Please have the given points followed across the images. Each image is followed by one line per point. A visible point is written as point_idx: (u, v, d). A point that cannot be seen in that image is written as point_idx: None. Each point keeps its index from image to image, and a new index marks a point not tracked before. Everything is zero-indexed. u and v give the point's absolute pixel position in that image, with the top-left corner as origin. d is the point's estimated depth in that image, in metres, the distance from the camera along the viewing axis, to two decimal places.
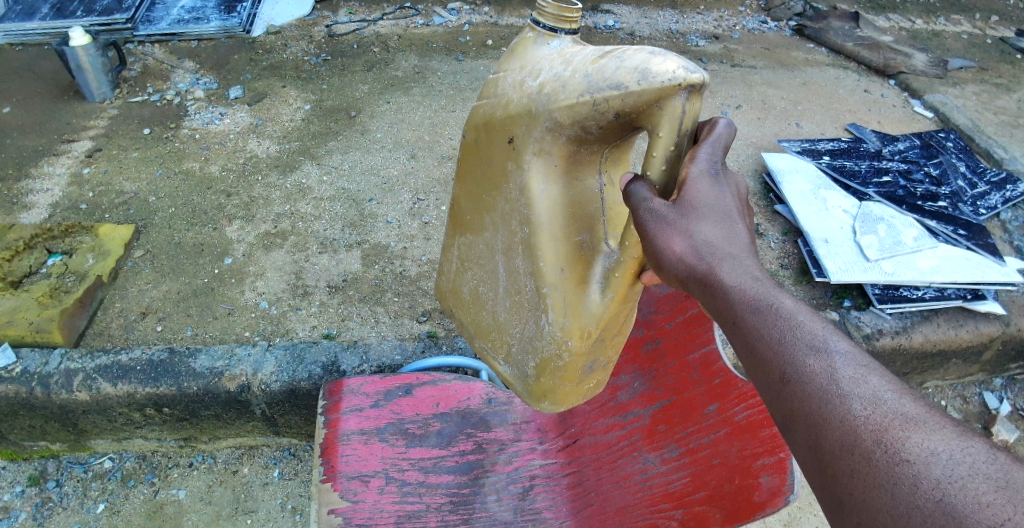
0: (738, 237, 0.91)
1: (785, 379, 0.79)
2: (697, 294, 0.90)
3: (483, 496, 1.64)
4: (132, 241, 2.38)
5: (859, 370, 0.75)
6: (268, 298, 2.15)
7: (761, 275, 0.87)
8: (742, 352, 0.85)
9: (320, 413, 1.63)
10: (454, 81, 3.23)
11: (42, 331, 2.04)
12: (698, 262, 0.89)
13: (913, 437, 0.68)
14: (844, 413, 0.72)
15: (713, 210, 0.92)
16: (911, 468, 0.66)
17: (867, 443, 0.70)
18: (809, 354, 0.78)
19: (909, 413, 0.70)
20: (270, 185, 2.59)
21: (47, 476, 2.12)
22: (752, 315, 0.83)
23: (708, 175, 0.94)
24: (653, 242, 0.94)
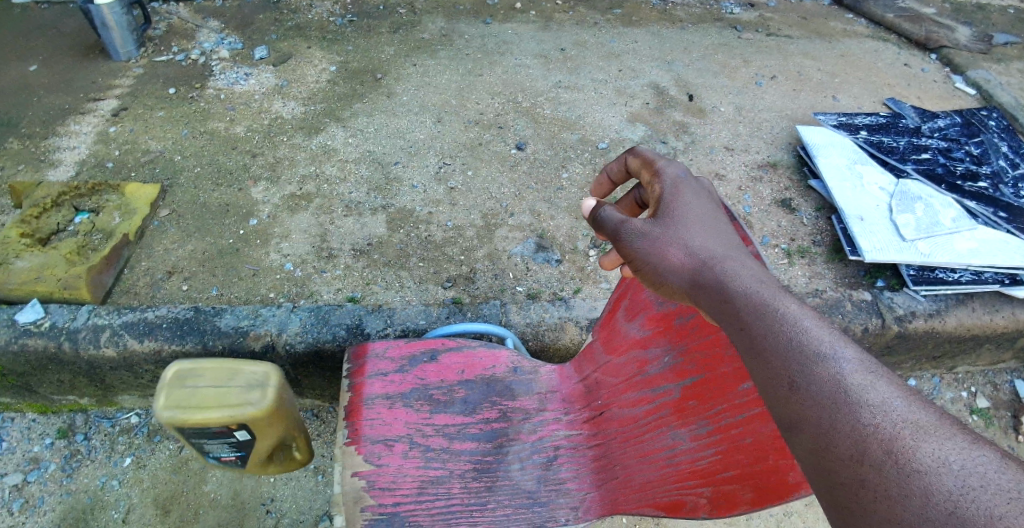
0: (723, 245, 1.12)
1: (794, 386, 0.90)
2: (704, 297, 1.07)
3: (506, 464, 1.64)
4: (157, 200, 2.37)
5: (867, 378, 0.86)
6: (293, 260, 2.13)
7: (756, 275, 1.07)
8: (746, 355, 0.98)
9: (346, 376, 1.67)
10: (482, 45, 3.14)
11: (71, 288, 2.07)
12: (702, 271, 1.09)
13: (923, 448, 0.76)
14: (855, 422, 0.82)
15: (697, 221, 1.17)
16: (923, 478, 0.73)
17: (877, 453, 0.78)
18: (816, 360, 0.89)
19: (918, 422, 0.79)
20: (295, 146, 2.55)
21: (75, 429, 2.21)
22: (758, 321, 0.98)
23: (680, 191, 1.20)
24: (650, 254, 1.15)
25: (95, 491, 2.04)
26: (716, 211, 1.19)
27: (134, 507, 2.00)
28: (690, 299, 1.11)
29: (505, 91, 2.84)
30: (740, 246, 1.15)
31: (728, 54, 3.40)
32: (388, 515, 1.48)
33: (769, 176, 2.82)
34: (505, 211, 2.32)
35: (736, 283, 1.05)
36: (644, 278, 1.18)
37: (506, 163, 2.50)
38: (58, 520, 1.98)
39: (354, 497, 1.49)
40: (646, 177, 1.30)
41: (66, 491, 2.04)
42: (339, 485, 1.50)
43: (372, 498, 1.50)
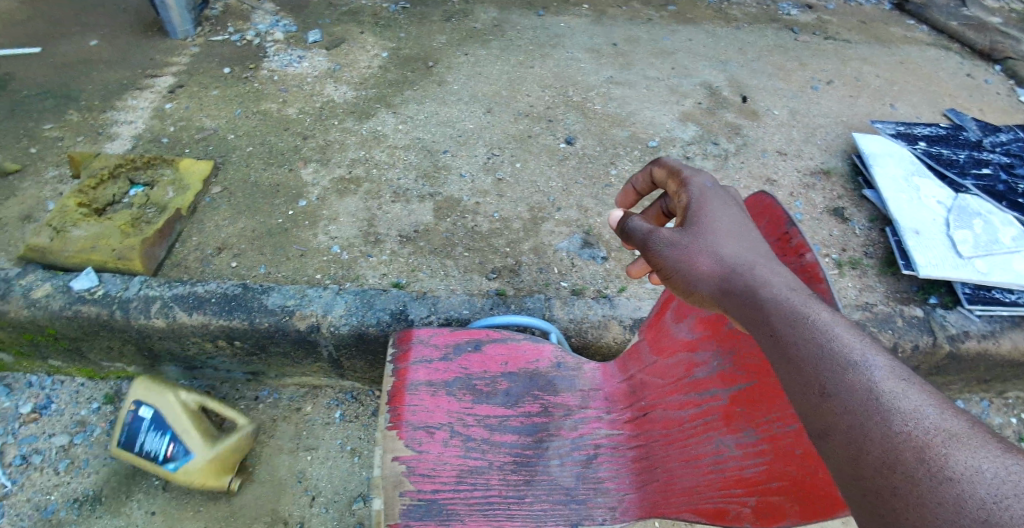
0: (752, 253, 1.16)
1: (825, 392, 0.91)
2: (733, 304, 1.10)
3: (546, 459, 1.65)
4: (210, 177, 2.42)
5: (898, 385, 0.87)
6: (340, 243, 2.15)
7: (787, 282, 1.09)
8: (777, 363, 1.00)
9: (390, 361, 1.69)
10: (534, 37, 3.13)
11: (124, 258, 2.13)
12: (732, 279, 1.13)
13: (955, 456, 0.76)
14: (886, 430, 0.83)
15: (725, 230, 1.20)
16: (956, 486, 0.74)
17: (909, 461, 0.79)
18: (848, 368, 0.91)
19: (951, 430, 0.79)
20: (346, 130, 2.57)
21: (121, 396, 2.29)
22: (788, 330, 1.00)
23: (709, 200, 1.25)
24: (680, 261, 1.17)
25: None
26: (743, 220, 1.23)
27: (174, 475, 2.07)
28: (719, 306, 1.14)
29: (556, 85, 2.83)
30: (768, 254, 1.18)
31: (784, 57, 3.32)
32: (426, 502, 1.49)
33: (821, 184, 2.74)
34: (552, 205, 2.31)
35: (765, 290, 1.08)
36: (674, 286, 1.21)
37: (555, 157, 2.49)
38: (101, 483, 2.07)
39: (393, 482, 1.51)
40: (672, 188, 1.35)
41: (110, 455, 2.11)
42: (379, 468, 1.53)
43: (411, 483, 1.51)
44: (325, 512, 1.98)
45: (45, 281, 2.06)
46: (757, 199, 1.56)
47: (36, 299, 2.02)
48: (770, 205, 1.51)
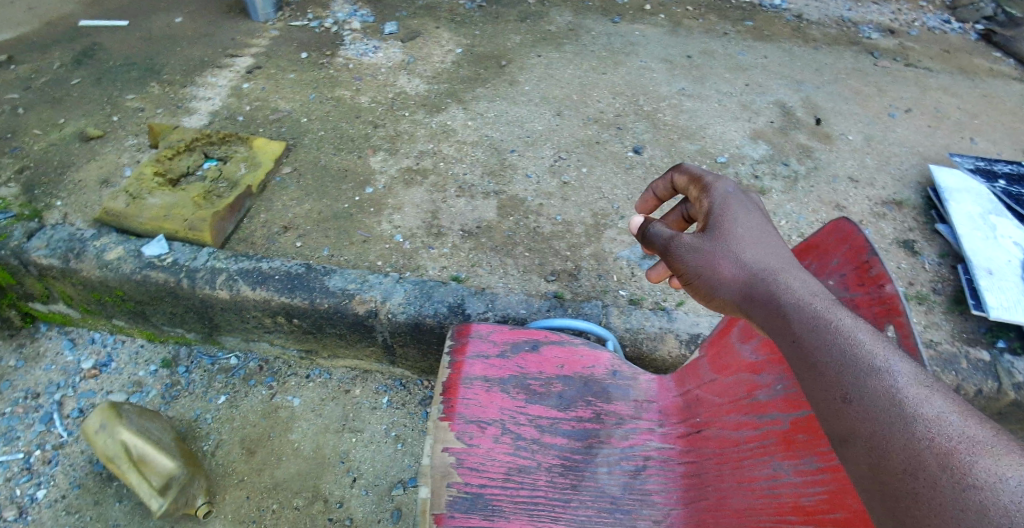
0: (774, 258, 1.18)
1: (848, 398, 0.96)
2: (757, 310, 1.13)
3: (595, 466, 1.63)
4: (282, 157, 2.49)
5: (920, 393, 0.91)
6: (403, 232, 2.18)
7: (811, 290, 1.12)
8: (801, 369, 1.04)
9: (447, 353, 1.72)
10: (608, 43, 3.13)
11: (196, 229, 2.19)
12: (754, 284, 1.15)
13: (978, 463, 0.80)
14: (908, 436, 0.88)
15: (747, 235, 1.22)
16: (977, 492, 0.78)
17: (931, 466, 0.84)
18: (870, 375, 0.95)
19: (974, 437, 0.83)
20: (416, 122, 2.61)
21: (178, 361, 2.33)
22: (812, 336, 1.04)
23: (730, 207, 1.27)
24: (703, 267, 1.21)
25: (189, 421, 2.15)
26: (766, 225, 1.24)
27: (222, 444, 2.10)
28: (742, 311, 1.17)
29: (627, 92, 2.83)
30: (792, 259, 1.20)
31: (862, 81, 3.24)
32: (473, 495, 1.50)
33: (892, 214, 2.64)
34: (616, 213, 2.30)
35: (788, 297, 1.11)
36: (695, 291, 1.24)
37: (621, 165, 2.48)
38: None
39: (442, 472, 1.52)
40: (693, 193, 1.37)
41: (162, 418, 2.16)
42: (429, 457, 1.54)
43: (459, 476, 1.52)
44: (365, 494, 2.00)
45: (119, 244, 2.19)
46: (839, 226, 1.49)
47: (109, 261, 2.15)
48: (848, 232, 1.47)
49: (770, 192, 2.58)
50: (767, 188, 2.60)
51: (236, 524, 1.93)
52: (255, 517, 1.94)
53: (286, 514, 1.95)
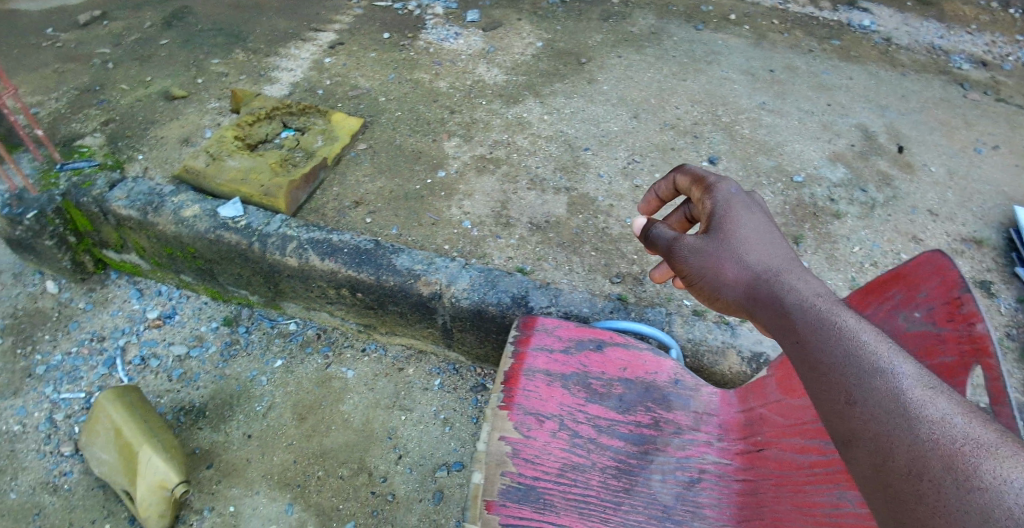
0: (777, 258, 1.18)
1: (851, 400, 0.94)
2: (761, 310, 1.13)
3: (649, 472, 1.62)
4: (358, 133, 2.53)
5: (925, 393, 0.88)
6: (472, 219, 2.20)
7: (815, 289, 1.10)
8: (804, 370, 1.03)
9: (512, 343, 1.77)
10: (690, 50, 3.16)
11: (271, 196, 2.24)
12: (757, 286, 1.15)
13: (980, 464, 0.77)
14: (912, 438, 0.86)
15: (750, 236, 1.22)
16: (981, 495, 0.75)
17: (935, 469, 0.81)
18: (873, 375, 0.93)
19: (979, 439, 0.80)
20: (493, 111, 2.62)
21: (239, 321, 2.38)
22: (814, 336, 1.03)
23: (732, 208, 1.26)
24: (706, 270, 1.21)
25: (245, 381, 2.22)
26: (769, 226, 1.24)
27: (275, 406, 2.16)
28: (746, 312, 1.17)
29: (706, 101, 2.87)
30: (796, 258, 1.19)
31: (949, 111, 3.12)
32: (525, 487, 1.51)
33: (970, 251, 2.52)
34: None
35: (791, 297, 1.10)
36: (699, 292, 1.25)
37: None
38: (208, 398, 2.18)
39: (497, 460, 1.55)
40: (696, 194, 1.35)
41: (220, 375, 2.24)
42: (485, 444, 1.58)
43: (514, 466, 1.54)
44: (410, 472, 2.02)
45: (195, 203, 2.23)
46: (931, 257, 1.32)
47: (185, 218, 2.19)
48: (936, 262, 1.31)
49: (845, 216, 2.53)
50: (842, 212, 2.55)
51: (282, 486, 1.99)
52: (300, 481, 1.99)
53: (331, 482, 1.99)
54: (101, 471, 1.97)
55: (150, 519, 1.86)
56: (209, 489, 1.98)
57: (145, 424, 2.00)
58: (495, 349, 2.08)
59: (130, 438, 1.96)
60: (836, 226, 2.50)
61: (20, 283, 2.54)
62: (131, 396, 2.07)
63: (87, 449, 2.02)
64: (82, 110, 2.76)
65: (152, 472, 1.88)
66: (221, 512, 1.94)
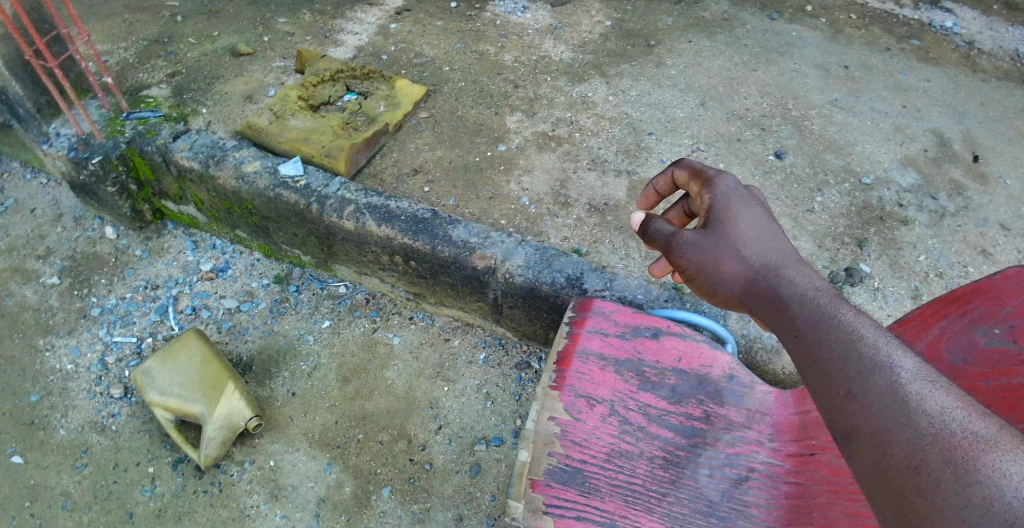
0: (775, 251, 1.20)
1: (850, 394, 0.91)
2: (759, 305, 1.16)
3: (697, 465, 1.58)
4: (421, 101, 2.52)
5: (924, 387, 0.85)
6: (530, 196, 2.18)
7: (814, 282, 1.11)
8: (805, 365, 1.00)
9: (567, 323, 1.75)
10: (763, 40, 3.08)
11: (332, 157, 2.25)
12: (756, 281, 1.18)
13: (980, 457, 0.74)
14: (911, 432, 0.82)
15: (749, 231, 1.24)
16: (981, 489, 0.72)
17: (935, 463, 0.78)
18: (872, 369, 0.90)
19: (979, 432, 0.77)
20: (557, 88, 2.60)
21: (290, 279, 2.40)
22: (813, 329, 1.01)
23: (731, 203, 1.28)
24: (706, 265, 1.24)
25: (292, 339, 2.24)
26: (768, 220, 1.25)
27: (320, 366, 2.18)
28: (745, 305, 1.19)
29: (776, 94, 2.81)
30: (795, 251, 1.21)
31: None
32: (572, 469, 1.50)
33: None
34: None
35: (787, 290, 1.11)
36: (699, 286, 1.28)
37: (760, 165, 2.52)
38: (255, 353, 2.21)
39: (545, 440, 1.54)
40: (695, 189, 1.38)
41: (268, 331, 2.27)
42: (533, 422, 1.56)
43: (562, 447, 1.53)
44: (448, 443, 2.01)
45: (256, 159, 2.22)
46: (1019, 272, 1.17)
47: (246, 174, 2.19)
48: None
49: (913, 223, 2.42)
50: (910, 218, 2.44)
51: (322, 446, 2.01)
52: (340, 443, 2.01)
53: (370, 446, 2.01)
54: (163, 394, 1.98)
55: (214, 445, 1.92)
56: (251, 442, 2.02)
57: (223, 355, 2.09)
58: (544, 328, 2.07)
59: (206, 366, 2.03)
60: (904, 232, 2.39)
61: (81, 227, 2.61)
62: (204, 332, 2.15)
63: (148, 371, 2.01)
64: (149, 60, 2.80)
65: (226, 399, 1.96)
66: (262, 466, 1.97)
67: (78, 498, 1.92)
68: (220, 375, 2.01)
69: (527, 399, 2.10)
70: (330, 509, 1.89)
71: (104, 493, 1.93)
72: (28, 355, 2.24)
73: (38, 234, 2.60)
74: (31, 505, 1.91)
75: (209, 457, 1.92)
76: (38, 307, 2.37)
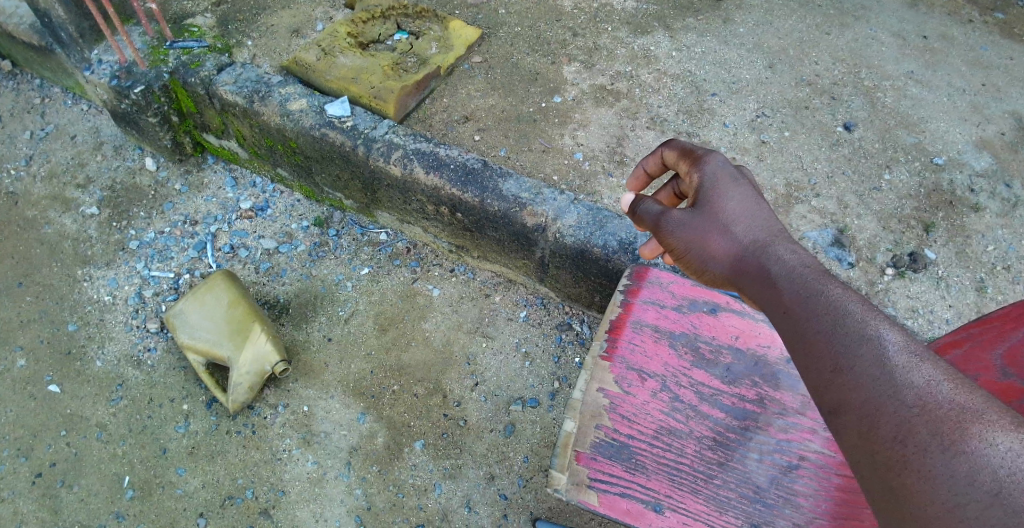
0: (767, 231, 1.14)
1: (837, 369, 0.86)
2: (746, 282, 1.10)
3: (746, 449, 1.45)
4: (474, 44, 2.41)
5: (911, 359, 0.81)
6: (584, 152, 2.12)
7: (802, 258, 1.06)
8: (792, 341, 0.95)
9: (621, 292, 1.69)
10: (838, 2, 2.88)
11: (380, 99, 2.16)
12: (744, 261, 1.12)
13: (969, 428, 0.72)
14: (898, 404, 0.79)
15: (739, 210, 1.17)
16: (969, 459, 0.70)
17: (921, 435, 0.75)
18: (860, 343, 0.86)
19: (966, 404, 0.74)
20: (618, 39, 2.49)
21: (330, 223, 2.34)
22: (800, 306, 0.97)
23: (721, 182, 1.21)
24: (694, 245, 1.18)
25: (330, 284, 2.20)
26: (756, 198, 1.19)
27: (357, 313, 2.13)
28: (734, 285, 1.13)
29: (849, 60, 2.62)
30: (785, 230, 1.15)
31: None
32: (618, 444, 1.47)
33: None
34: (811, 188, 2.24)
35: (777, 268, 1.06)
36: (688, 266, 1.22)
37: (827, 136, 2.37)
38: (292, 295, 2.17)
39: (592, 411, 1.51)
40: (682, 167, 1.29)
41: (306, 274, 2.22)
42: (581, 392, 1.53)
43: (609, 419, 1.50)
44: (483, 401, 1.97)
45: (302, 97, 2.13)
46: None
47: (291, 111, 2.11)
48: None
49: (984, 211, 2.25)
50: (982, 205, 2.27)
51: (356, 394, 1.98)
52: (374, 393, 1.98)
53: (404, 399, 1.97)
54: (193, 336, 1.97)
55: (242, 389, 1.89)
56: (285, 386, 2.00)
57: (252, 301, 2.05)
58: (590, 291, 1.99)
59: (237, 313, 1.99)
60: (973, 219, 2.23)
61: (121, 156, 2.57)
62: (238, 279, 2.10)
63: (179, 312, 1.99)
64: None
65: (254, 348, 1.93)
66: (295, 411, 1.95)
67: (113, 431, 1.93)
68: (248, 320, 1.98)
69: (566, 361, 2.03)
70: (361, 458, 1.87)
71: (138, 427, 1.94)
72: (67, 284, 2.24)
73: (78, 162, 2.57)
74: (67, 434, 1.93)
75: (238, 401, 1.90)
76: (76, 236, 2.35)
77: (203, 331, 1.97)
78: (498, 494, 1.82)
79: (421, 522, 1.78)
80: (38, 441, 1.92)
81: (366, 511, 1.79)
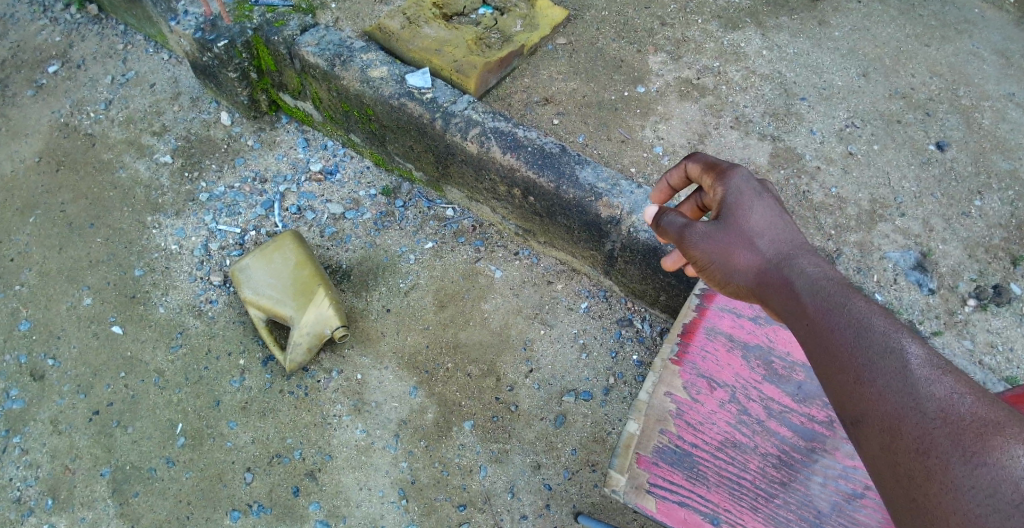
0: (791, 244, 1.10)
1: (859, 380, 0.85)
2: (769, 295, 1.07)
3: (810, 471, 1.39)
4: (560, 26, 2.36)
5: (933, 372, 0.80)
6: (665, 146, 2.06)
7: (827, 271, 1.03)
8: (813, 350, 0.93)
9: (696, 296, 1.65)
10: (941, 13, 2.70)
11: (462, 73, 2.14)
12: (766, 274, 1.08)
13: (990, 441, 0.70)
14: (921, 417, 0.77)
15: (761, 224, 1.14)
16: (991, 471, 0.68)
17: (946, 447, 0.73)
18: (882, 355, 0.84)
19: (989, 418, 0.73)
20: (707, 33, 2.42)
21: (397, 193, 2.33)
22: (822, 317, 0.94)
23: (744, 196, 1.17)
24: (717, 257, 1.14)
25: (393, 255, 2.19)
26: (780, 214, 1.15)
27: (418, 287, 2.12)
28: (757, 296, 1.10)
29: (948, 76, 2.47)
30: (808, 244, 1.12)
31: None
32: (681, 451, 1.43)
33: None
34: (896, 206, 2.13)
35: (801, 281, 1.02)
36: (710, 277, 1.18)
37: (918, 153, 2.25)
38: (355, 262, 2.17)
39: (658, 415, 1.47)
40: (706, 181, 1.24)
41: (370, 243, 2.22)
42: (648, 394, 1.50)
43: (674, 425, 1.46)
44: (536, 388, 1.94)
45: (384, 65, 2.12)
46: None
47: (372, 78, 2.09)
48: None
49: None
50: None
51: (410, 367, 1.98)
52: (428, 368, 1.97)
53: (457, 377, 1.96)
54: (257, 292, 1.98)
55: (300, 350, 1.91)
56: (341, 352, 2.01)
57: (318, 264, 2.06)
58: (656, 289, 1.94)
59: (303, 276, 2.01)
60: None
61: (197, 108, 2.60)
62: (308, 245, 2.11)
63: (246, 268, 2.00)
64: None
65: (316, 311, 1.93)
66: (348, 377, 1.96)
67: (170, 378, 1.97)
68: (313, 282, 1.99)
69: (623, 357, 1.99)
70: (410, 432, 1.87)
71: (194, 377, 1.97)
72: (136, 229, 2.28)
73: (155, 110, 2.61)
74: (126, 376, 1.97)
75: (295, 362, 1.91)
76: (149, 183, 2.39)
77: (268, 290, 1.98)
78: (542, 483, 1.80)
79: (463, 502, 1.77)
80: (97, 380, 1.97)
81: (410, 485, 1.79)
